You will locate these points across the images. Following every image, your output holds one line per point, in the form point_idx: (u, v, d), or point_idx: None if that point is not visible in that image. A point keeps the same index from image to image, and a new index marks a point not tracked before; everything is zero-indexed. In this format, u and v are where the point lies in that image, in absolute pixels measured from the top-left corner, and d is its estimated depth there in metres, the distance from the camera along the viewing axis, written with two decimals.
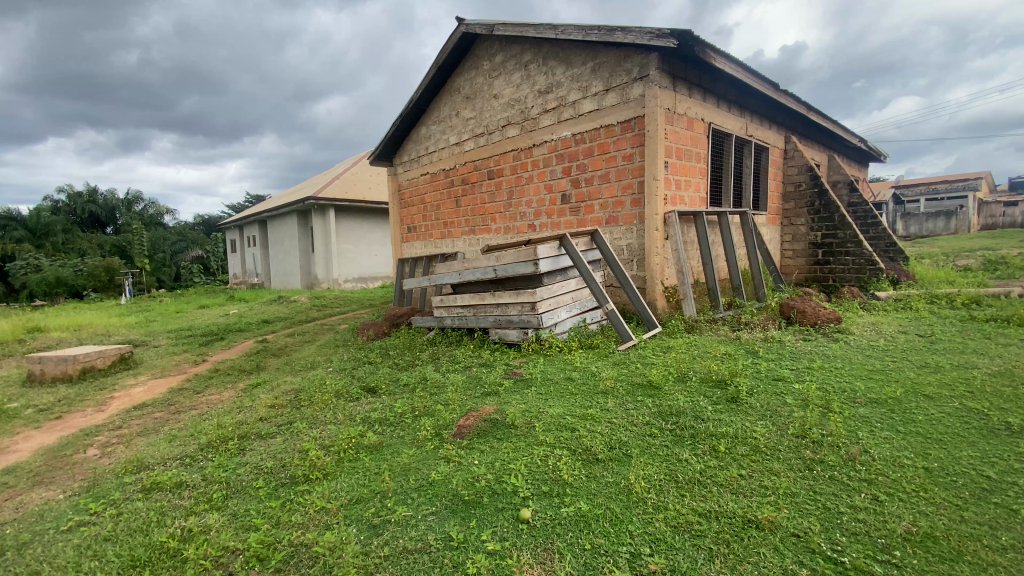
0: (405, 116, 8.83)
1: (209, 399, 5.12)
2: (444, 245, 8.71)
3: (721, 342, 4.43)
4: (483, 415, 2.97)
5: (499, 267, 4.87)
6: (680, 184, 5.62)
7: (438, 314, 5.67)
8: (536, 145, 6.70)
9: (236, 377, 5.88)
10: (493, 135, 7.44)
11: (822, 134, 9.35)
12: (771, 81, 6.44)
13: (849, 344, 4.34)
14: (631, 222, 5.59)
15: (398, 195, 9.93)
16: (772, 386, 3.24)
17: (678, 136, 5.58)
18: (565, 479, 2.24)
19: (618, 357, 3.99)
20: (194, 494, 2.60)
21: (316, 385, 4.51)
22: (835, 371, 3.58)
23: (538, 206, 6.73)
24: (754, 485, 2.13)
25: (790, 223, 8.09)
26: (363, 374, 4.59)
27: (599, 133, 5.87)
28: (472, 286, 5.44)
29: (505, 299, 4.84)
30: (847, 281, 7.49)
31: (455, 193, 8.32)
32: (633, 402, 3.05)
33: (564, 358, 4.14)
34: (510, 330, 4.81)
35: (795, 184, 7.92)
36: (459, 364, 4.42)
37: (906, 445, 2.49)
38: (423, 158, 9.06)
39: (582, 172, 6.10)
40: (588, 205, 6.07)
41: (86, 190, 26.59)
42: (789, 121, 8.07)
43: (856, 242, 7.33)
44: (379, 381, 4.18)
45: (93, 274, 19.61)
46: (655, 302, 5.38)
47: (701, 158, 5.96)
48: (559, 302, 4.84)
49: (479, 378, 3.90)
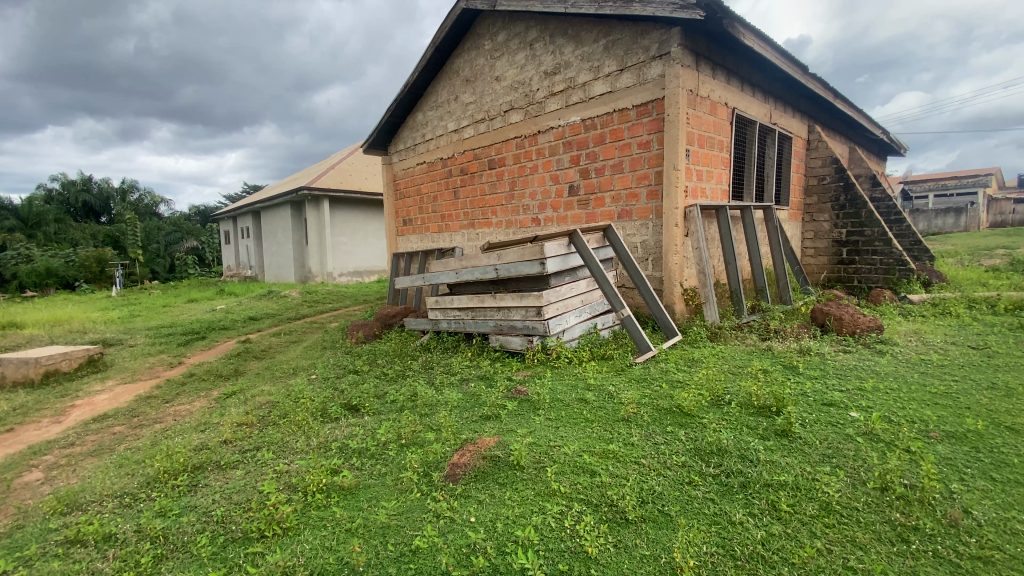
0: (400, 100, 8.25)
1: (179, 411, 4.60)
2: (441, 240, 8.16)
3: (751, 354, 3.91)
4: (482, 451, 2.45)
5: (502, 266, 4.35)
6: (701, 174, 5.08)
7: (434, 317, 5.15)
8: (542, 131, 6.15)
9: (211, 384, 5.37)
10: (494, 121, 6.88)
11: (844, 124, 8.80)
12: (799, 63, 5.89)
13: (897, 358, 3.82)
14: (646, 216, 5.05)
15: (393, 185, 9.36)
16: (824, 415, 2.73)
17: (701, 122, 5.03)
18: (588, 552, 1.73)
19: (637, 373, 3.45)
20: (120, 554, 2.09)
21: (293, 400, 3.99)
22: (893, 394, 3.06)
23: (543, 198, 6.19)
24: (837, 567, 1.63)
25: (812, 219, 7.57)
26: (346, 387, 4.07)
27: (612, 118, 5.32)
28: (471, 287, 4.92)
29: (507, 302, 4.32)
30: (874, 283, 6.96)
31: (453, 183, 7.76)
32: (663, 434, 2.55)
33: (575, 372, 3.62)
34: (513, 337, 4.29)
35: (819, 178, 7.40)
36: (455, 377, 3.90)
37: (1015, 503, 1.96)
38: (420, 146, 8.49)
39: (592, 161, 5.56)
40: (598, 197, 5.53)
41: (80, 179, 26.03)
42: (812, 108, 7.51)
43: (885, 241, 6.79)
44: (362, 396, 3.65)
45: (85, 265, 19.11)
46: (672, 306, 4.86)
47: (724, 147, 5.42)
48: (568, 306, 4.30)
49: (476, 397, 3.38)
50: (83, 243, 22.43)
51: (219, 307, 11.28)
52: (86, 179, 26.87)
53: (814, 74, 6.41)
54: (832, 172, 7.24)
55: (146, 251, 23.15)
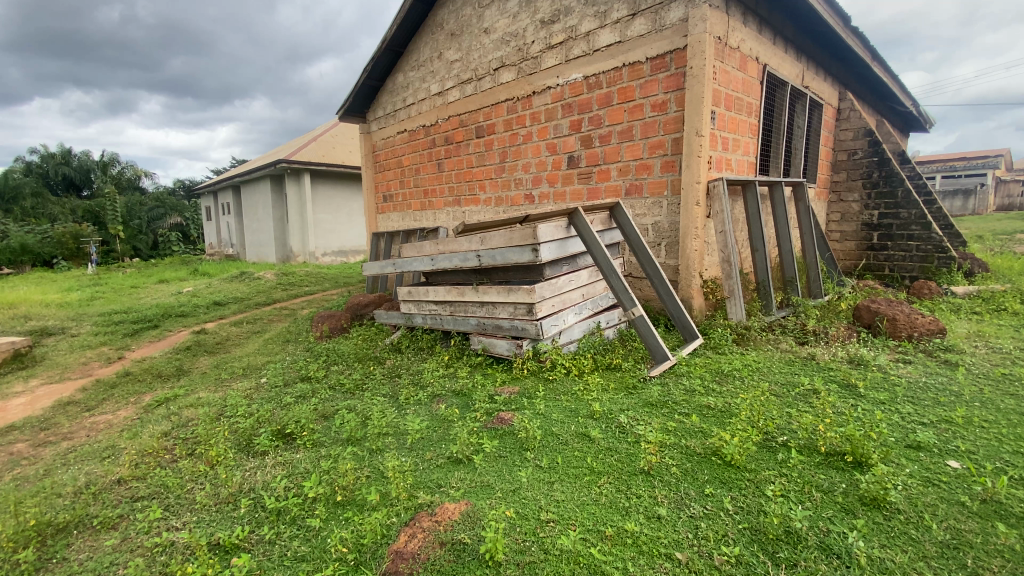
0: (377, 58, 7.27)
1: (97, 425, 3.81)
2: (424, 219, 7.30)
3: (793, 366, 3.17)
4: (441, 534, 1.69)
5: (486, 253, 3.55)
6: (727, 143, 4.24)
7: (406, 310, 4.35)
8: (537, 92, 5.25)
9: (146, 386, 4.58)
10: (483, 81, 5.96)
11: (873, 93, 7.91)
12: (841, 13, 5.00)
13: (973, 373, 3.06)
14: (660, 193, 4.24)
15: (372, 157, 8.43)
16: (917, 469, 1.99)
17: (729, 78, 4.17)
18: None
19: (653, 393, 2.68)
20: None
21: (226, 417, 3.22)
22: (995, 430, 2.30)
23: (537, 170, 5.35)
24: None
25: (839, 199, 6.76)
26: (290, 401, 3.29)
27: (621, 74, 4.44)
28: (451, 276, 4.11)
29: (492, 296, 3.52)
30: (908, 272, 6.21)
31: (437, 154, 6.86)
32: (702, 501, 1.80)
33: (575, 389, 2.85)
34: (498, 340, 3.49)
35: (850, 152, 6.63)
36: (425, 392, 3.13)
37: None
38: (401, 112, 7.55)
39: (596, 127, 4.69)
40: (602, 169, 4.69)
41: (59, 151, 24.69)
42: (843, 72, 6.64)
43: (923, 224, 6.02)
44: (306, 417, 2.88)
45: (60, 241, 18.07)
46: (690, 301, 4.09)
47: (753, 111, 4.57)
48: (566, 302, 3.51)
49: (446, 425, 2.61)
50: (60, 219, 21.33)
51: (186, 289, 10.40)
52: (64, 150, 25.51)
53: (854, 30, 5.56)
54: (865, 146, 6.45)
55: (126, 227, 22.09)
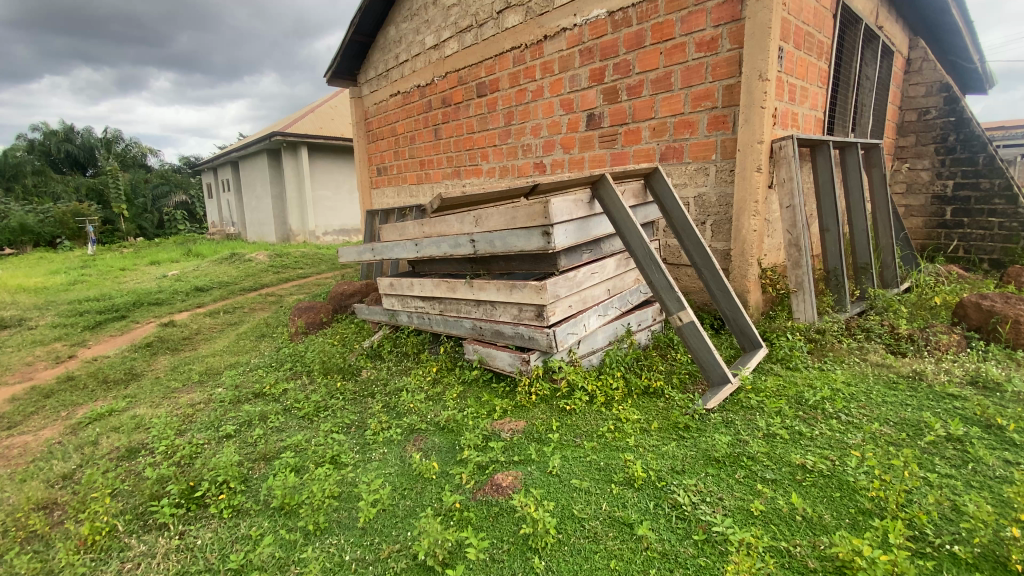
0: (365, 8, 6.30)
1: (10, 449, 3.10)
2: (421, 193, 6.45)
3: (898, 392, 2.31)
4: None
5: (482, 237, 2.71)
6: (794, 92, 3.31)
7: (389, 306, 3.55)
8: (549, 36, 4.29)
9: (87, 395, 3.87)
10: (484, 28, 5.00)
11: (937, 44, 6.85)
12: None
13: None
14: (705, 157, 3.34)
15: (364, 125, 7.54)
16: None
17: (799, 5, 3.20)
18: None
19: (716, 441, 1.87)
20: None
21: (147, 454, 2.47)
22: None
23: (549, 133, 4.45)
24: None
25: (904, 168, 5.76)
26: (230, 431, 2.53)
27: (656, 6, 3.47)
28: (442, 265, 3.29)
29: (490, 294, 2.69)
30: (987, 254, 5.19)
31: (433, 118, 5.95)
32: None
33: (603, 430, 2.04)
34: (498, 351, 2.67)
35: (921, 112, 5.65)
36: (400, 425, 2.35)
37: None
38: (394, 71, 6.62)
39: (623, 76, 3.76)
40: (629, 130, 3.79)
41: (60, 128, 24.02)
42: (914, 16, 5.59)
43: (1009, 197, 4.99)
44: (237, 463, 2.12)
45: (61, 220, 17.52)
46: (745, 295, 3.24)
47: (824, 52, 3.60)
48: (587, 302, 2.67)
49: (419, 487, 1.82)
50: (64, 198, 20.85)
51: (172, 272, 9.67)
52: (67, 128, 24.91)
53: None
54: (939, 104, 5.51)
55: (129, 205, 21.58)
